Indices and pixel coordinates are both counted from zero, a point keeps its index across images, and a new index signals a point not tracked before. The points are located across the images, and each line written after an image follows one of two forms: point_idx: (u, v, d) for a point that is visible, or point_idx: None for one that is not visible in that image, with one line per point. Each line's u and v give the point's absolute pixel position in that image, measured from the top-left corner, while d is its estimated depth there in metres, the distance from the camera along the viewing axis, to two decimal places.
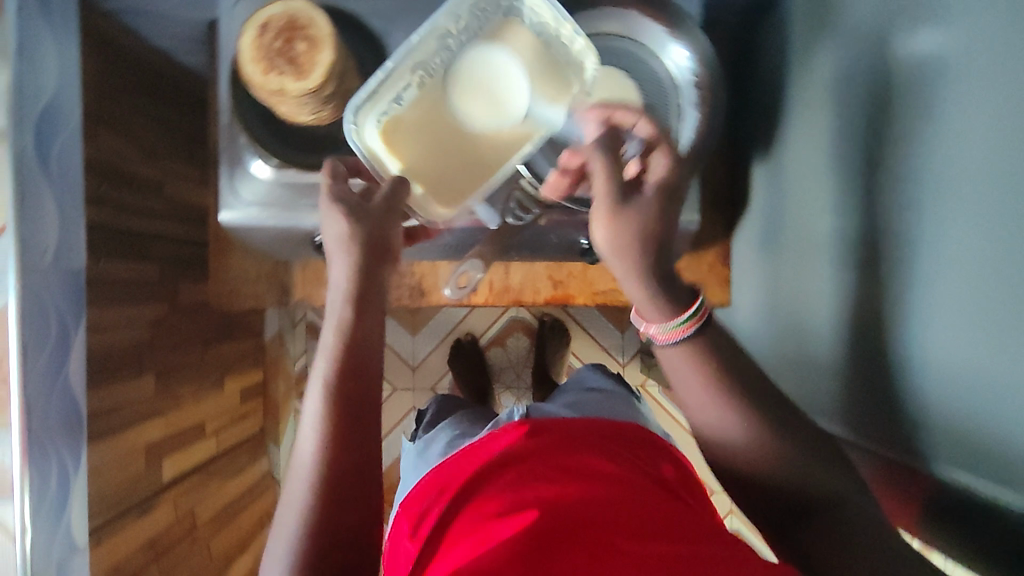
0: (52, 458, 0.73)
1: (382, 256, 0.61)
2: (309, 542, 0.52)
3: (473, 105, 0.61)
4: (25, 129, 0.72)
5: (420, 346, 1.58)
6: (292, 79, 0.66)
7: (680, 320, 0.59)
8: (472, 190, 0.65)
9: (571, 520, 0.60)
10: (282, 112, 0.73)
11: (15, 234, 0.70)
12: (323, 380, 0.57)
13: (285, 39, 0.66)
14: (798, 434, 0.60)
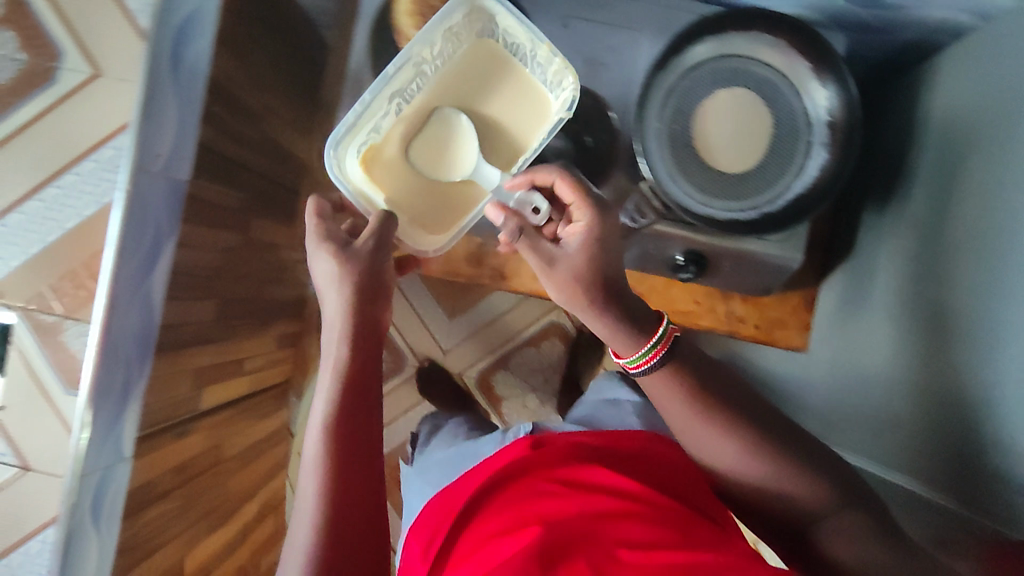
0: (121, 364, 0.73)
1: (376, 283, 0.73)
2: (326, 544, 0.60)
3: (439, 148, 0.83)
4: (166, 32, 0.72)
5: (454, 331, 1.56)
6: None
7: (642, 350, 0.66)
8: (442, 209, 0.86)
9: (577, 549, 0.61)
10: None
11: (135, 135, 0.70)
12: (328, 399, 0.67)
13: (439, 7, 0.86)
14: (798, 466, 0.63)
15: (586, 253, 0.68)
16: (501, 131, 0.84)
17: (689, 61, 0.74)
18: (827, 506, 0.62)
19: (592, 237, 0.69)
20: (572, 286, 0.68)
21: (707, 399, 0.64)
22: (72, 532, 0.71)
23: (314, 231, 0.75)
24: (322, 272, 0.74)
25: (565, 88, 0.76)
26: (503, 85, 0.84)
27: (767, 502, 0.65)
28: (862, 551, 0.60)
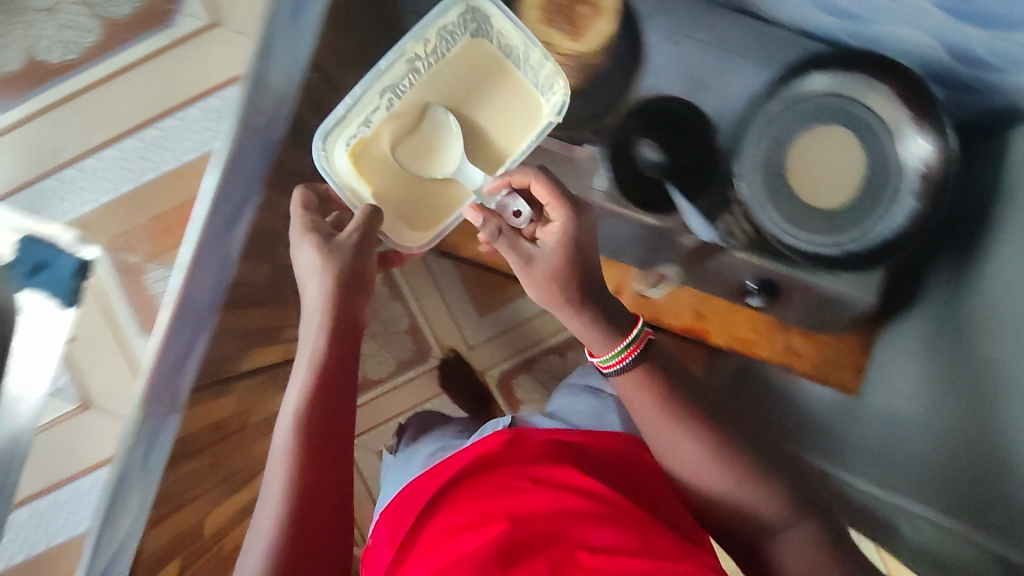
0: (192, 317, 0.71)
1: (359, 286, 0.72)
2: (285, 535, 0.57)
3: (424, 148, 0.84)
4: None
5: (482, 329, 1.55)
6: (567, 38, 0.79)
7: (613, 351, 0.68)
8: (428, 209, 0.85)
9: (541, 549, 0.61)
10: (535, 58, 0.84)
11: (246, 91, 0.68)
12: (302, 383, 0.65)
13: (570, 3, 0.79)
14: (748, 462, 0.67)
15: (559, 254, 0.68)
16: (488, 133, 0.85)
17: (798, 91, 0.73)
18: (781, 517, 0.65)
19: (566, 236, 0.69)
20: (546, 286, 0.68)
21: (674, 407, 0.68)
22: (123, 478, 0.68)
23: (301, 222, 0.72)
24: (306, 264, 0.71)
25: (558, 91, 0.78)
26: (495, 89, 0.85)
27: (724, 509, 0.68)
28: (812, 562, 0.63)
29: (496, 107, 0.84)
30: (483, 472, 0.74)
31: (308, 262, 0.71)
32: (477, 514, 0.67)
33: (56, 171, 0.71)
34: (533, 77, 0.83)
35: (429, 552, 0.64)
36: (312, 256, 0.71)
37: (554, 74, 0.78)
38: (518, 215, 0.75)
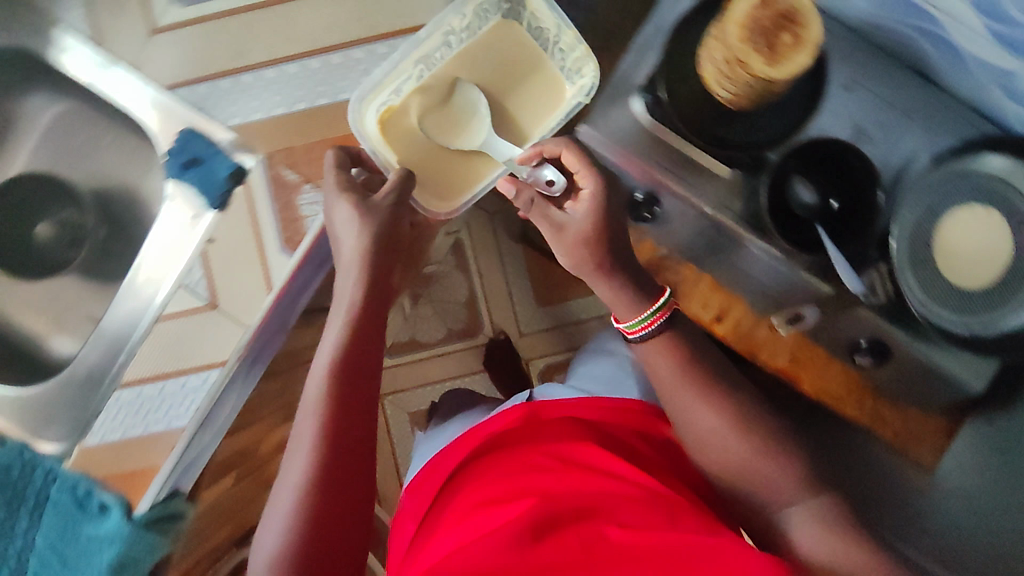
0: (319, 254, 0.72)
1: (392, 243, 0.69)
2: (316, 481, 0.57)
3: (454, 122, 0.76)
4: None
5: (536, 318, 1.51)
6: (762, 61, 0.65)
7: (639, 317, 0.67)
8: (457, 183, 0.77)
9: (567, 530, 0.58)
10: (703, 72, 0.72)
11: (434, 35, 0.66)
12: (336, 342, 0.64)
13: (778, 24, 0.65)
14: (767, 431, 0.67)
15: (591, 219, 0.68)
16: (512, 113, 0.77)
17: (971, 167, 0.69)
18: (787, 492, 0.65)
19: (596, 202, 0.68)
20: (579, 258, 0.68)
21: (691, 389, 0.67)
22: (226, 388, 0.70)
23: (334, 181, 0.68)
24: (341, 221, 0.68)
25: (588, 74, 0.74)
26: (519, 68, 0.77)
27: (734, 489, 0.68)
28: (818, 536, 0.63)
29: (528, 88, 0.77)
30: (508, 449, 0.72)
31: (342, 218, 0.67)
32: (507, 486, 0.64)
33: (241, 71, 0.72)
34: (559, 60, 0.76)
35: (457, 524, 0.62)
36: (344, 214, 0.67)
37: (586, 59, 0.74)
38: (553, 182, 0.71)
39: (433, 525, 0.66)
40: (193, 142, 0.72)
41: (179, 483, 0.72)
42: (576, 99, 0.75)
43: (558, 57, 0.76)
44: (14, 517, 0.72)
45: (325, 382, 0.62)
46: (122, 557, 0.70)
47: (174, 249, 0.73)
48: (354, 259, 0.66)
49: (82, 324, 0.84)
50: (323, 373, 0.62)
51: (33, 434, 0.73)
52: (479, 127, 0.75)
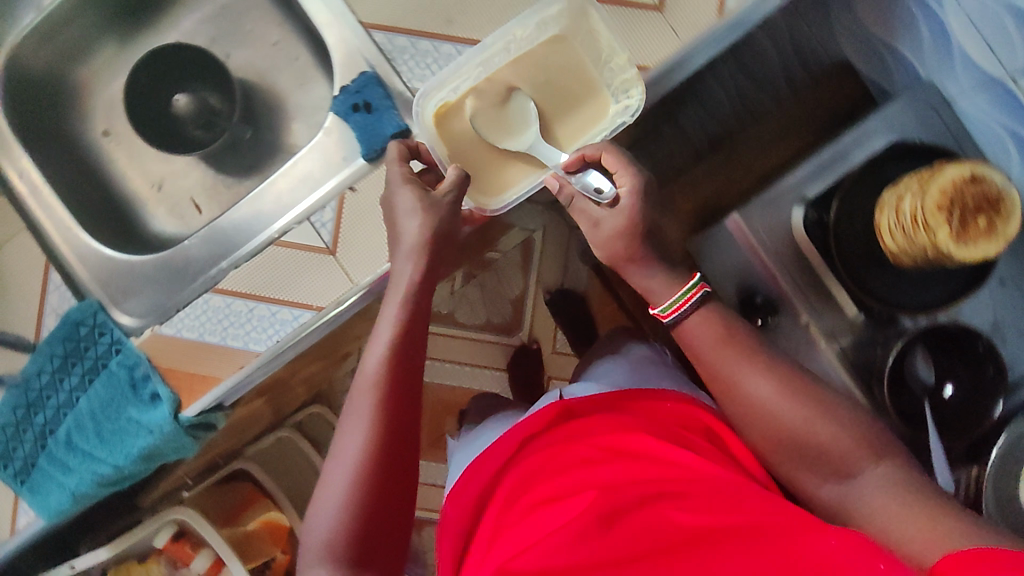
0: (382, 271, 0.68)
1: (445, 245, 0.65)
2: (367, 491, 0.58)
3: (500, 128, 0.68)
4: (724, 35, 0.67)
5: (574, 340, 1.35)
6: (947, 232, 0.63)
7: (675, 294, 0.65)
8: (499, 185, 0.70)
9: (632, 524, 0.52)
10: (880, 219, 0.70)
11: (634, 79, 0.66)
12: (389, 339, 0.62)
13: (976, 205, 0.63)
14: (816, 390, 0.61)
15: (627, 216, 0.64)
16: (555, 125, 0.69)
17: None
18: (856, 456, 0.57)
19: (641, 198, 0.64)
20: (618, 252, 0.66)
21: (727, 356, 0.63)
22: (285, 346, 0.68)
23: (399, 173, 0.65)
24: (400, 211, 0.64)
25: (634, 97, 0.66)
26: (570, 81, 0.68)
27: (796, 465, 0.60)
28: (894, 498, 0.55)
29: (574, 103, 0.69)
30: (559, 438, 0.65)
31: (402, 210, 0.63)
32: (563, 481, 0.58)
33: None
34: (609, 78, 0.68)
35: (518, 524, 0.56)
36: (403, 205, 0.63)
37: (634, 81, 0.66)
38: (599, 188, 0.65)
39: (493, 517, 0.61)
40: (371, 87, 0.69)
41: (223, 399, 0.69)
42: (620, 120, 0.67)
43: (607, 77, 0.68)
44: (64, 372, 0.71)
45: (376, 393, 0.61)
46: (151, 448, 0.71)
47: (310, 183, 0.72)
48: (414, 250, 0.63)
49: (185, 207, 0.82)
50: (372, 383, 0.61)
51: (111, 304, 0.73)
52: (524, 130, 0.68)
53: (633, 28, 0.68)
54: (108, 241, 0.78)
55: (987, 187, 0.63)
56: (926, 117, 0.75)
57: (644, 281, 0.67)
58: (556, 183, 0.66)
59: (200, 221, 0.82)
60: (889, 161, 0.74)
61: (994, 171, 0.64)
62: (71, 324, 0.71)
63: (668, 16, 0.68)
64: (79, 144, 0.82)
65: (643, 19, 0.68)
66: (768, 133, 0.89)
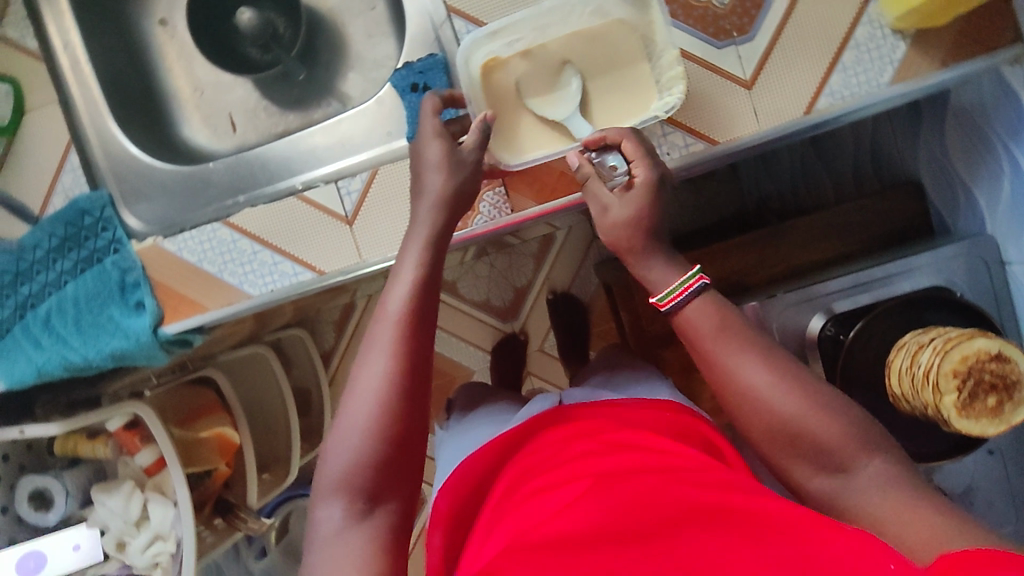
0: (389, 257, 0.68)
1: (464, 204, 0.61)
2: (381, 441, 0.53)
3: (540, 91, 0.67)
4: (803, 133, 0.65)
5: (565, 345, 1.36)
6: (954, 399, 0.60)
7: (671, 285, 0.58)
8: (524, 146, 0.68)
9: (637, 494, 0.48)
10: (896, 359, 0.68)
11: (696, 151, 0.65)
12: (415, 277, 0.57)
13: (989, 384, 0.61)
14: (813, 383, 0.54)
15: (637, 207, 0.59)
16: (593, 102, 0.67)
17: None
18: (850, 451, 0.51)
19: (654, 187, 0.59)
20: (619, 246, 0.61)
21: (726, 341, 0.56)
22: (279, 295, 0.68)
23: (432, 126, 0.62)
24: (429, 160, 0.60)
25: (673, 94, 0.62)
26: (616, 63, 0.66)
27: (787, 458, 0.54)
28: (886, 499, 0.49)
29: (617, 87, 0.66)
30: (560, 440, 0.61)
31: (427, 162, 0.60)
32: (564, 474, 0.53)
33: None
34: (657, 72, 0.65)
35: (512, 516, 0.52)
36: (429, 159, 0.60)
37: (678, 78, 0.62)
38: (614, 168, 0.62)
39: (490, 512, 0.57)
40: (435, 72, 0.69)
41: (206, 323, 0.69)
42: (654, 114, 0.63)
43: (654, 70, 0.65)
44: (58, 255, 0.71)
45: (398, 331, 0.55)
46: (122, 352, 0.70)
47: (348, 148, 0.73)
48: (436, 203, 0.59)
49: (220, 119, 0.82)
50: (395, 321, 0.55)
51: (122, 204, 0.73)
52: (563, 101, 0.66)
53: (714, 98, 0.65)
54: (149, 149, 0.77)
55: (1009, 368, 0.61)
56: (964, 267, 0.76)
57: (642, 271, 0.61)
58: (576, 161, 0.63)
59: (232, 137, 0.82)
60: (925, 309, 0.72)
61: (1020, 355, 0.62)
62: (77, 211, 0.71)
63: (753, 97, 0.64)
64: (137, 30, 0.81)
65: (727, 92, 0.65)
66: (818, 227, 0.88)
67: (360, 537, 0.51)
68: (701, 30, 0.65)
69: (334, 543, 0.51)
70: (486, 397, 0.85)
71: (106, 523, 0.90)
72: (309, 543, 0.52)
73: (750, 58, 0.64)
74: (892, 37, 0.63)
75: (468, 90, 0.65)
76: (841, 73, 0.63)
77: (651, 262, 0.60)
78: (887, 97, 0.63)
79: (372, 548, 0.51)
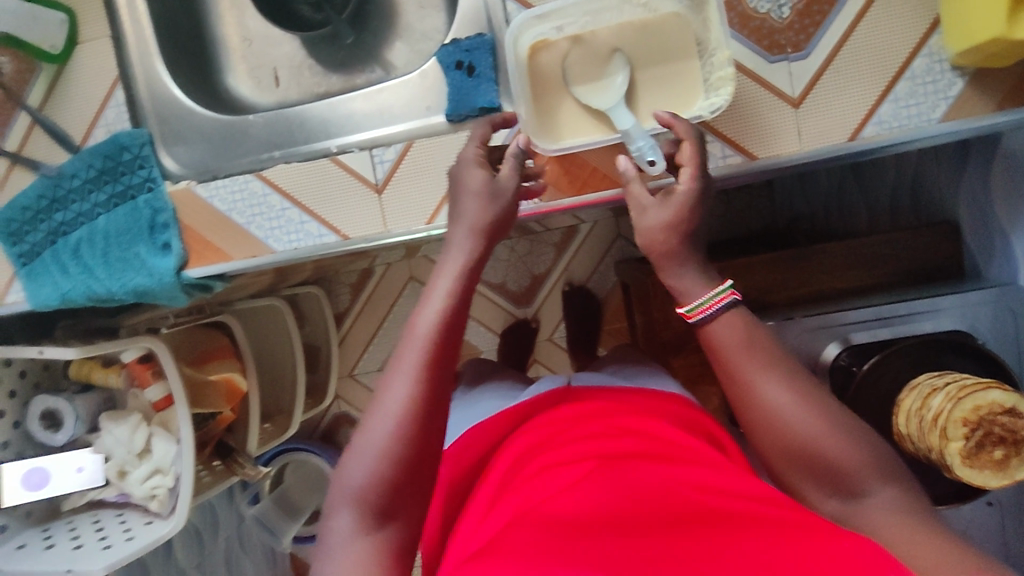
0: (413, 229, 0.69)
1: (504, 230, 0.59)
2: (401, 459, 0.49)
3: (586, 77, 0.65)
4: (846, 156, 0.64)
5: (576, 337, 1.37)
6: (960, 446, 0.60)
7: (704, 296, 0.58)
8: (565, 131, 0.66)
9: (638, 487, 0.49)
10: (907, 399, 0.68)
11: (733, 163, 0.65)
12: (445, 300, 0.54)
13: (998, 437, 0.60)
14: (832, 406, 0.54)
15: (677, 212, 0.59)
16: (637, 94, 0.65)
17: None
18: (864, 474, 0.51)
19: (693, 192, 0.59)
20: (643, 244, 0.61)
21: (749, 358, 0.56)
22: (303, 253, 0.70)
23: (474, 153, 0.60)
24: (469, 188, 0.58)
25: (719, 96, 0.61)
26: (667, 57, 0.65)
27: (798, 476, 0.54)
28: (893, 520, 0.49)
29: (664, 82, 0.65)
30: (566, 425, 0.63)
31: (466, 189, 0.58)
32: (569, 459, 0.55)
33: None
34: (706, 72, 0.63)
35: (515, 493, 0.54)
36: (469, 186, 0.58)
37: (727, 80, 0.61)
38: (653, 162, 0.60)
39: (493, 486, 0.59)
40: (481, 52, 0.69)
41: (228, 271, 0.71)
42: (698, 114, 0.62)
43: (704, 70, 0.63)
44: (95, 187, 0.72)
45: (424, 354, 0.51)
46: (146, 289, 0.72)
47: (385, 117, 0.74)
48: (476, 227, 0.57)
49: (265, 73, 0.84)
50: (422, 346, 0.52)
51: (161, 144, 0.76)
52: (608, 90, 0.65)
53: (759, 112, 0.64)
54: (193, 95, 0.79)
55: (1020, 424, 0.60)
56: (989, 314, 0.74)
57: (671, 281, 0.61)
58: (623, 163, 0.61)
59: (274, 92, 0.84)
60: (948, 351, 0.71)
61: None
62: (117, 146, 0.72)
63: (799, 116, 0.63)
64: None
65: (774, 109, 0.64)
66: (848, 253, 0.87)
67: (370, 548, 0.48)
68: (755, 42, 0.64)
69: (345, 552, 0.48)
70: (490, 375, 0.86)
71: (110, 450, 0.93)
72: (320, 551, 0.50)
73: (802, 75, 0.63)
74: (951, 73, 0.61)
75: (513, 71, 0.65)
76: (892, 102, 0.62)
77: (670, 267, 0.60)
78: (936, 133, 0.62)
79: (378, 560, 0.48)
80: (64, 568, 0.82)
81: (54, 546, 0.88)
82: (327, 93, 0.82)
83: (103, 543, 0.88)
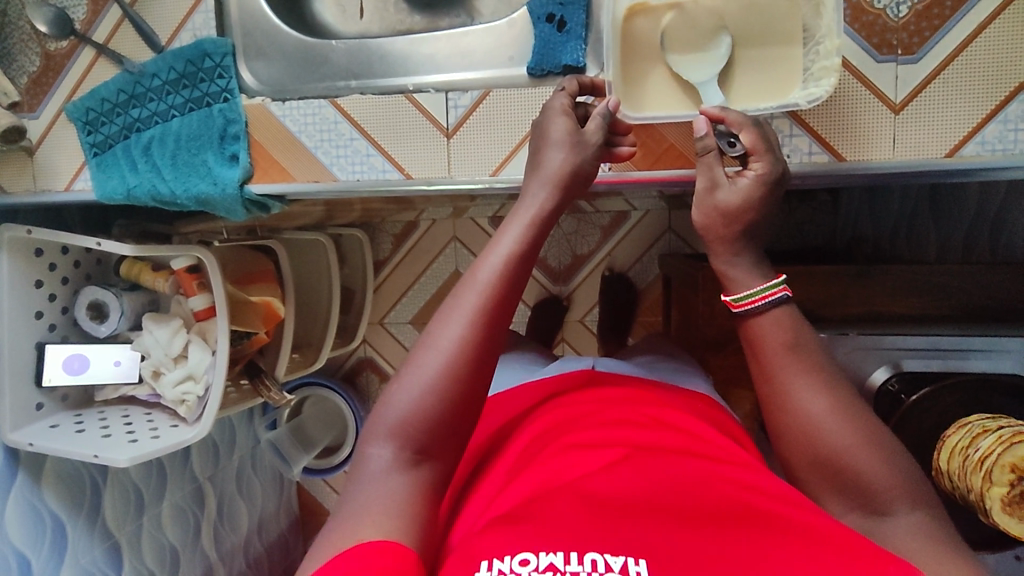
0: (477, 178, 0.68)
1: (579, 190, 0.57)
2: (442, 402, 0.49)
3: (682, 50, 0.65)
4: (939, 174, 0.61)
5: None
6: (1004, 490, 0.58)
7: (753, 289, 0.55)
8: (653, 101, 0.66)
9: (678, 479, 0.48)
10: (951, 436, 0.66)
11: (816, 163, 0.62)
12: (507, 252, 0.53)
13: None
14: (872, 424, 0.52)
15: (746, 196, 0.56)
16: (731, 73, 0.65)
17: None
18: (892, 494, 0.49)
19: (769, 182, 0.57)
20: (709, 224, 0.58)
21: (795, 362, 0.54)
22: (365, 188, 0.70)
23: (561, 103, 0.59)
24: (552, 141, 0.57)
25: (822, 86, 0.59)
26: (768, 40, 0.64)
27: (826, 487, 0.52)
28: (926, 539, 0.47)
29: (762, 66, 0.64)
30: (600, 406, 0.62)
31: (549, 138, 0.57)
32: (603, 441, 0.54)
33: None
34: (807, 62, 0.62)
35: (542, 462, 0.53)
36: (552, 135, 0.57)
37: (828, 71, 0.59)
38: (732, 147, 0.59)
39: (516, 451, 0.58)
40: (575, 9, 0.67)
41: (290, 194, 0.72)
42: (794, 101, 0.60)
43: (807, 59, 0.62)
44: (173, 89, 0.73)
45: (482, 300, 0.51)
46: (208, 197, 0.72)
47: (467, 61, 0.73)
48: (552, 180, 0.56)
49: (351, 3, 0.83)
50: (482, 290, 0.51)
51: (241, 56, 0.77)
52: (702, 65, 0.64)
53: (853, 113, 0.61)
54: (281, 12, 0.79)
55: None
56: None
57: (722, 267, 0.58)
58: (703, 127, 0.58)
59: (357, 23, 0.83)
60: (996, 389, 0.71)
61: None
62: (200, 52, 0.73)
63: (898, 124, 0.60)
64: None
65: (870, 111, 0.60)
66: (915, 278, 0.83)
67: (404, 484, 0.48)
68: (864, 38, 0.60)
69: (374, 481, 0.48)
70: (521, 345, 0.85)
71: (148, 350, 0.95)
72: (350, 478, 0.49)
73: (908, 80, 0.60)
74: None
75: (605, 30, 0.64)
76: (1000, 123, 0.58)
77: (731, 251, 0.58)
78: None
79: (410, 497, 0.47)
80: (92, 453, 0.84)
81: (84, 432, 0.91)
82: (408, 31, 0.81)
83: (130, 436, 0.91)
